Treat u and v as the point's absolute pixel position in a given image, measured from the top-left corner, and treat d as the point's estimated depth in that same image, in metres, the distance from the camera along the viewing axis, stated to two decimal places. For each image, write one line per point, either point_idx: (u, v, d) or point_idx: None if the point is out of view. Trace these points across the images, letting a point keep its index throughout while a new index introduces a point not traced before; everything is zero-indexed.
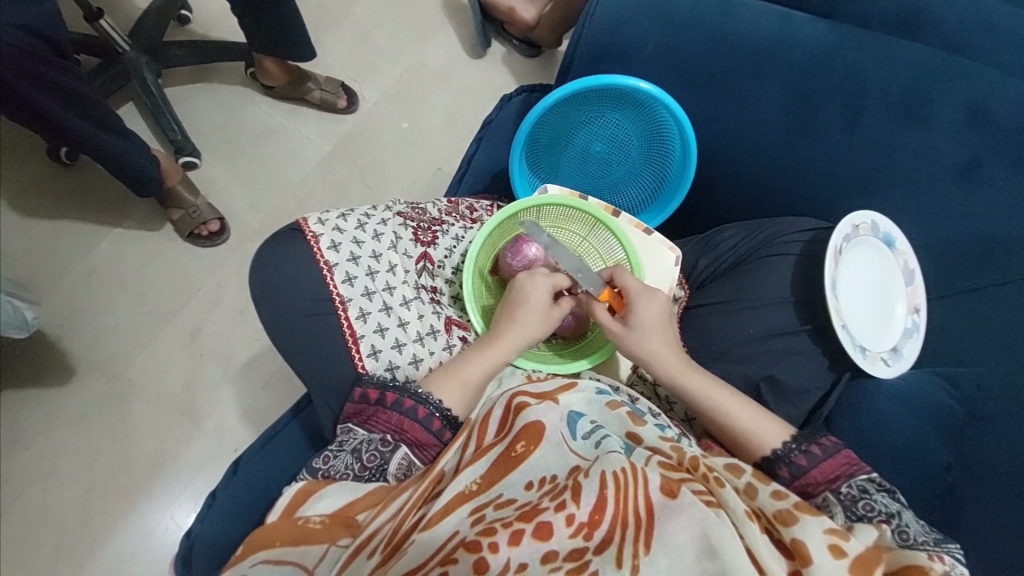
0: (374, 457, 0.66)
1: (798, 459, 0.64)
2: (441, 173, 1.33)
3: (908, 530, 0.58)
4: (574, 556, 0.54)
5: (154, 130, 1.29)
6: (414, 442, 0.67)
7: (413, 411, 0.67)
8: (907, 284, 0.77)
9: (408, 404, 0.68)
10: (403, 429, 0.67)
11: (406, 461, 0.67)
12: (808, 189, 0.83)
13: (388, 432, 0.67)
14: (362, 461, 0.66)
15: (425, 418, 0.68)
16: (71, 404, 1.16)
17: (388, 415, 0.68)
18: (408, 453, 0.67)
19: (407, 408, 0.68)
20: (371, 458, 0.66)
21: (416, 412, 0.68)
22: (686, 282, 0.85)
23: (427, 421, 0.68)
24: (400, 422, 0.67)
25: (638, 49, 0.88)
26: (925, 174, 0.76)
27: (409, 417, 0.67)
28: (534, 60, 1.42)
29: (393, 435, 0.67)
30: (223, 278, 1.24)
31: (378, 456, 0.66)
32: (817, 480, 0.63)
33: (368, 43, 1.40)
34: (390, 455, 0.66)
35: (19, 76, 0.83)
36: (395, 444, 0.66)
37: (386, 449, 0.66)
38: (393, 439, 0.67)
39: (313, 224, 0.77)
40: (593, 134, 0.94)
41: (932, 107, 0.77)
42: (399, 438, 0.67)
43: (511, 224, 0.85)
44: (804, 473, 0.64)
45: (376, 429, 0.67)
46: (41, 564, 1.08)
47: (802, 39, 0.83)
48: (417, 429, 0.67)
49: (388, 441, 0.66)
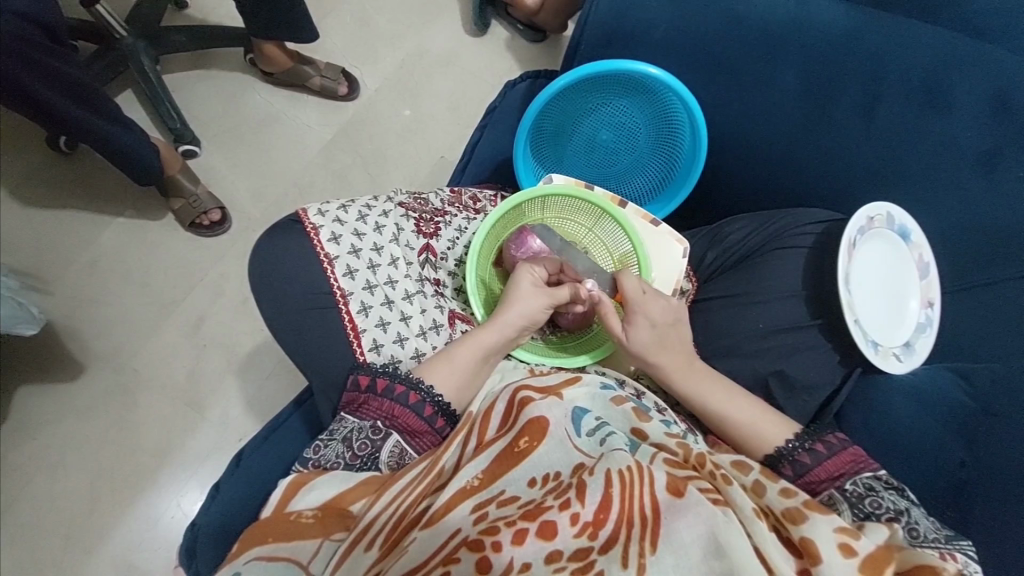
0: (365, 445, 0.65)
1: (802, 456, 0.63)
2: (443, 161, 1.31)
3: (918, 527, 0.56)
4: (579, 555, 0.53)
5: (153, 118, 1.28)
6: (406, 429, 0.66)
7: (404, 397, 0.66)
8: (921, 277, 0.74)
9: (399, 390, 0.66)
10: (394, 416, 0.66)
11: (398, 448, 0.66)
12: (819, 180, 0.81)
13: (379, 420, 0.66)
14: (353, 449, 0.65)
15: (416, 404, 0.66)
16: (76, 393, 1.16)
17: (379, 402, 0.66)
18: (399, 441, 0.66)
19: (398, 394, 0.66)
20: (361, 446, 0.65)
21: (406, 398, 0.66)
22: (694, 274, 0.83)
23: (418, 408, 0.66)
24: (391, 408, 0.66)
25: (647, 33, 0.85)
26: (942, 165, 0.74)
27: (400, 403, 0.66)
28: (538, 45, 1.39)
29: (384, 422, 0.65)
30: (226, 267, 1.23)
31: (368, 445, 0.65)
32: (821, 478, 0.62)
33: (369, 28, 1.37)
34: (382, 442, 0.65)
35: (16, 65, 0.81)
36: (386, 432, 0.65)
37: (377, 437, 0.65)
38: (384, 426, 0.65)
39: (312, 216, 0.75)
40: (599, 122, 0.92)
41: (951, 94, 0.75)
42: (390, 425, 0.66)
43: (516, 215, 0.83)
44: (808, 471, 0.63)
45: (366, 417, 0.66)
46: (49, 551, 1.09)
47: (815, 24, 0.80)
48: (408, 416, 0.66)
49: (379, 428, 0.65)
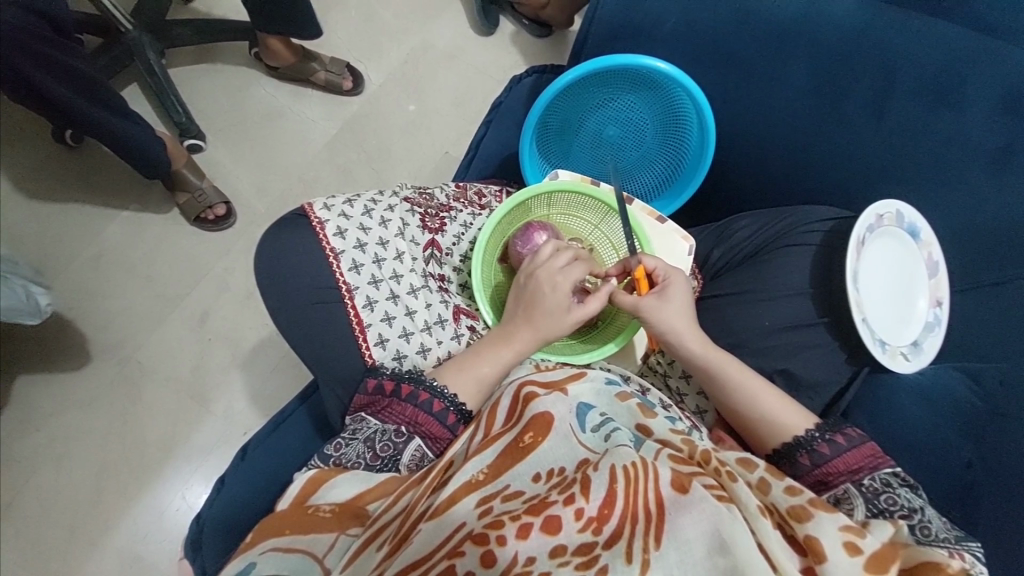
0: (387, 447, 0.65)
1: (821, 447, 0.62)
2: (448, 157, 1.31)
3: (930, 526, 0.55)
4: (583, 549, 0.53)
5: (159, 113, 1.28)
6: (428, 435, 0.66)
7: (428, 405, 0.66)
8: (930, 275, 0.74)
9: (423, 397, 0.66)
10: (418, 423, 0.66)
11: (418, 452, 0.66)
12: (828, 178, 0.81)
13: (402, 424, 0.66)
14: (375, 450, 0.65)
15: (440, 412, 0.66)
16: (82, 386, 1.17)
17: (403, 407, 0.66)
18: (421, 445, 0.66)
19: (422, 401, 0.66)
20: (383, 448, 0.65)
21: (431, 406, 0.66)
22: (700, 272, 0.84)
23: (443, 416, 0.66)
24: (415, 415, 0.66)
25: (654, 29, 0.86)
26: (955, 162, 0.73)
27: (424, 410, 0.66)
28: (545, 40, 1.39)
29: (407, 427, 0.66)
30: (231, 262, 1.23)
31: (391, 446, 0.65)
32: (838, 470, 0.61)
33: (374, 22, 1.37)
34: (403, 445, 0.65)
35: (21, 57, 0.81)
36: (409, 436, 0.65)
37: (399, 440, 0.65)
38: (407, 430, 0.66)
39: (318, 210, 0.75)
40: (606, 117, 0.90)
41: (963, 90, 0.74)
42: (413, 430, 0.65)
43: (524, 211, 0.83)
44: (826, 462, 0.62)
45: (389, 420, 0.66)
46: (56, 541, 1.10)
47: (823, 20, 0.80)
48: (432, 423, 0.66)
49: (402, 432, 0.65)
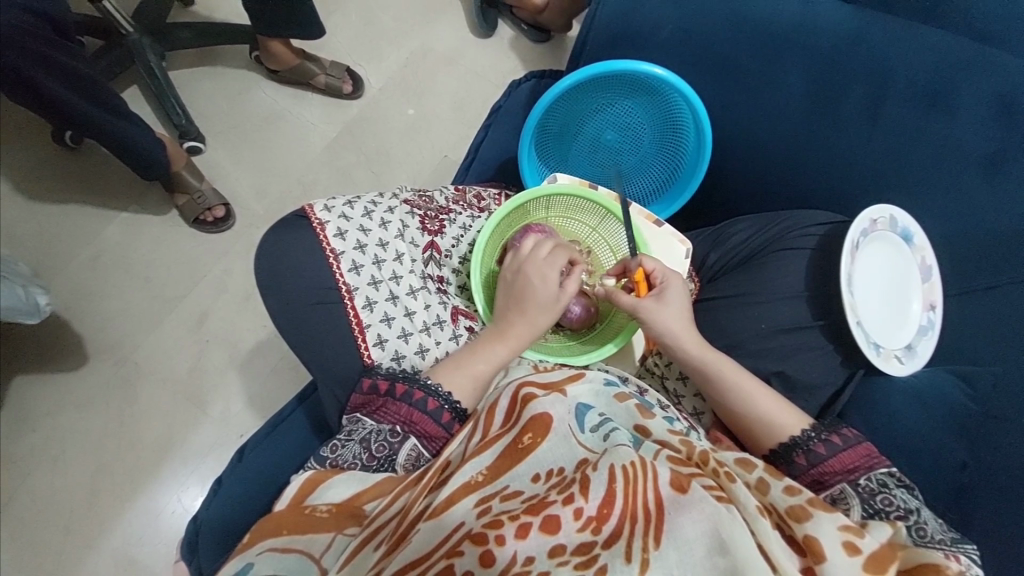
0: (383, 447, 0.65)
1: (817, 447, 0.63)
2: (446, 160, 1.32)
3: (925, 528, 0.57)
4: (582, 549, 0.53)
5: (158, 115, 1.28)
6: (423, 434, 0.66)
7: (422, 403, 0.66)
8: (923, 280, 0.75)
9: (417, 396, 0.66)
10: (413, 422, 0.66)
11: (415, 451, 0.66)
12: (824, 183, 0.82)
13: (397, 423, 0.66)
14: (370, 450, 0.65)
15: (434, 411, 0.66)
16: (79, 387, 1.16)
17: (398, 406, 0.66)
18: (417, 444, 0.66)
19: (416, 399, 0.66)
20: (379, 448, 0.65)
21: (425, 404, 0.66)
22: (697, 274, 0.84)
23: (437, 415, 0.66)
24: (409, 414, 0.66)
25: (652, 35, 0.86)
26: (948, 166, 0.74)
27: (418, 409, 0.66)
28: (543, 46, 1.40)
29: (402, 426, 0.66)
30: (229, 263, 1.23)
31: (387, 446, 0.65)
32: (834, 470, 0.62)
33: (374, 26, 1.38)
34: (399, 445, 0.65)
35: (23, 57, 0.81)
36: (404, 435, 0.66)
37: (395, 439, 0.65)
38: (402, 430, 0.66)
39: (318, 211, 0.76)
40: (603, 121, 0.91)
41: (955, 96, 0.75)
42: (408, 430, 0.66)
43: (522, 213, 0.84)
44: (822, 462, 0.63)
45: (384, 421, 0.66)
46: (50, 543, 1.09)
47: (818, 27, 0.81)
48: (426, 421, 0.66)
49: (397, 431, 0.66)
